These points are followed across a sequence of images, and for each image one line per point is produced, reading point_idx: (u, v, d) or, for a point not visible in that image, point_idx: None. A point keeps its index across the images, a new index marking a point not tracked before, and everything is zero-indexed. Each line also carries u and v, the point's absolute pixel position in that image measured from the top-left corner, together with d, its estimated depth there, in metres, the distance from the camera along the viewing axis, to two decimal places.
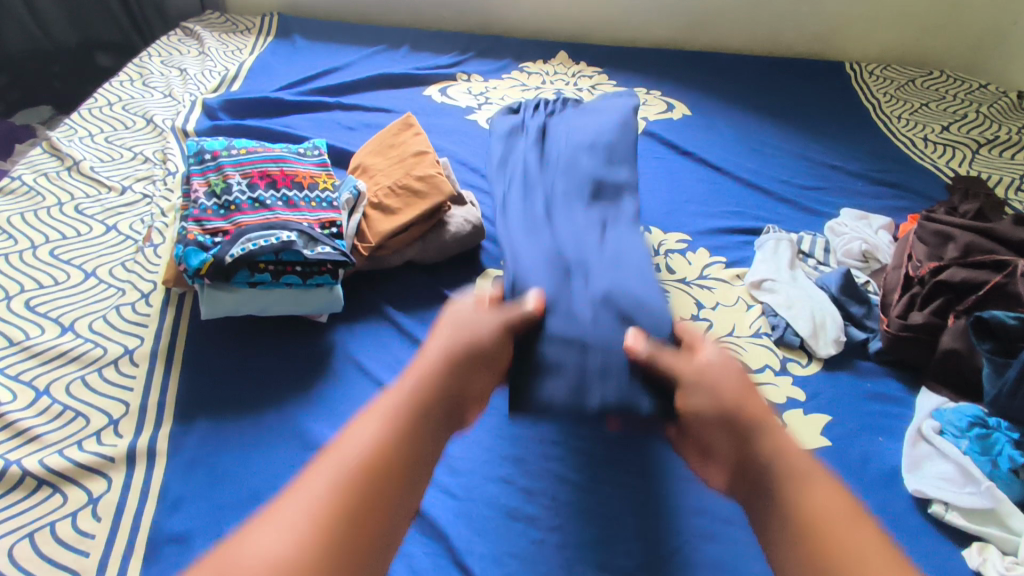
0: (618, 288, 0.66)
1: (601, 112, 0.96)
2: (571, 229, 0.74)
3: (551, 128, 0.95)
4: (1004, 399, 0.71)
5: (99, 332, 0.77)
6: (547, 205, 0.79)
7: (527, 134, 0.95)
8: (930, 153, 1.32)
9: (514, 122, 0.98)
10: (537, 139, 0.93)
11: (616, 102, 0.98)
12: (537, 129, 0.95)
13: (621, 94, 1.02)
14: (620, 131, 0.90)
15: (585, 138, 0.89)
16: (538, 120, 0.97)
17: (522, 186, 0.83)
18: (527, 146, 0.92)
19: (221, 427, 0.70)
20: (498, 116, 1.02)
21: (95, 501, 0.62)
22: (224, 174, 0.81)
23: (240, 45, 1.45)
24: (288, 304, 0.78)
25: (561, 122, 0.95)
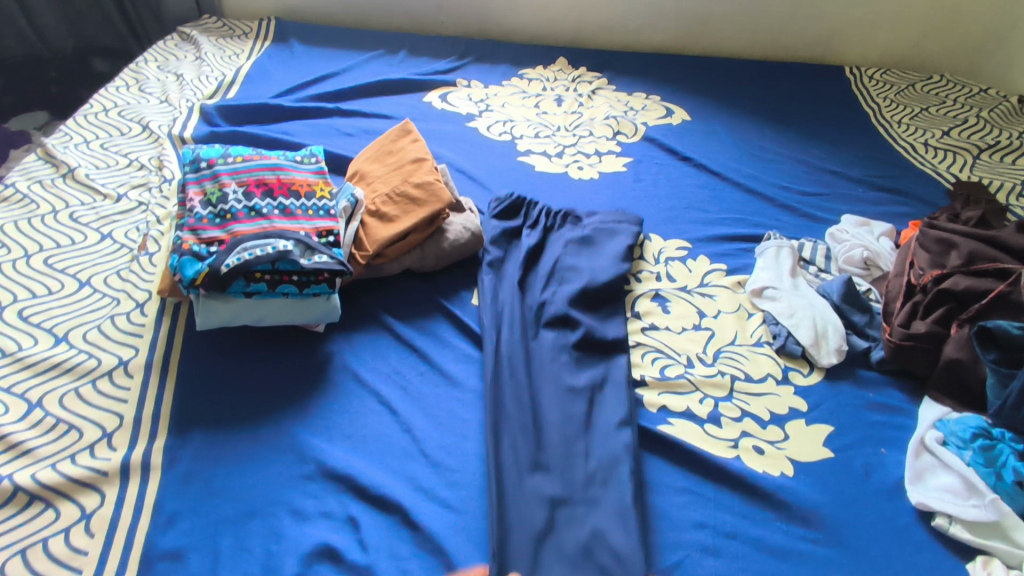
0: (592, 534, 0.63)
1: (598, 240, 0.97)
2: (558, 402, 0.75)
3: (545, 249, 0.96)
4: (1009, 411, 0.71)
5: (93, 343, 0.76)
6: (531, 385, 0.76)
7: (521, 250, 0.95)
8: (931, 159, 1.31)
9: (508, 228, 0.98)
10: (532, 257, 0.94)
11: (619, 227, 1.00)
12: (533, 246, 0.96)
13: (624, 215, 1.03)
14: (616, 267, 0.91)
15: (578, 276, 0.90)
16: (535, 236, 0.97)
17: (513, 316, 0.83)
18: (520, 264, 0.92)
19: (217, 439, 0.69)
20: (491, 217, 1.01)
21: (88, 516, 0.61)
22: (220, 183, 0.80)
23: (237, 51, 1.44)
24: (285, 314, 0.77)
25: (557, 244, 0.96)
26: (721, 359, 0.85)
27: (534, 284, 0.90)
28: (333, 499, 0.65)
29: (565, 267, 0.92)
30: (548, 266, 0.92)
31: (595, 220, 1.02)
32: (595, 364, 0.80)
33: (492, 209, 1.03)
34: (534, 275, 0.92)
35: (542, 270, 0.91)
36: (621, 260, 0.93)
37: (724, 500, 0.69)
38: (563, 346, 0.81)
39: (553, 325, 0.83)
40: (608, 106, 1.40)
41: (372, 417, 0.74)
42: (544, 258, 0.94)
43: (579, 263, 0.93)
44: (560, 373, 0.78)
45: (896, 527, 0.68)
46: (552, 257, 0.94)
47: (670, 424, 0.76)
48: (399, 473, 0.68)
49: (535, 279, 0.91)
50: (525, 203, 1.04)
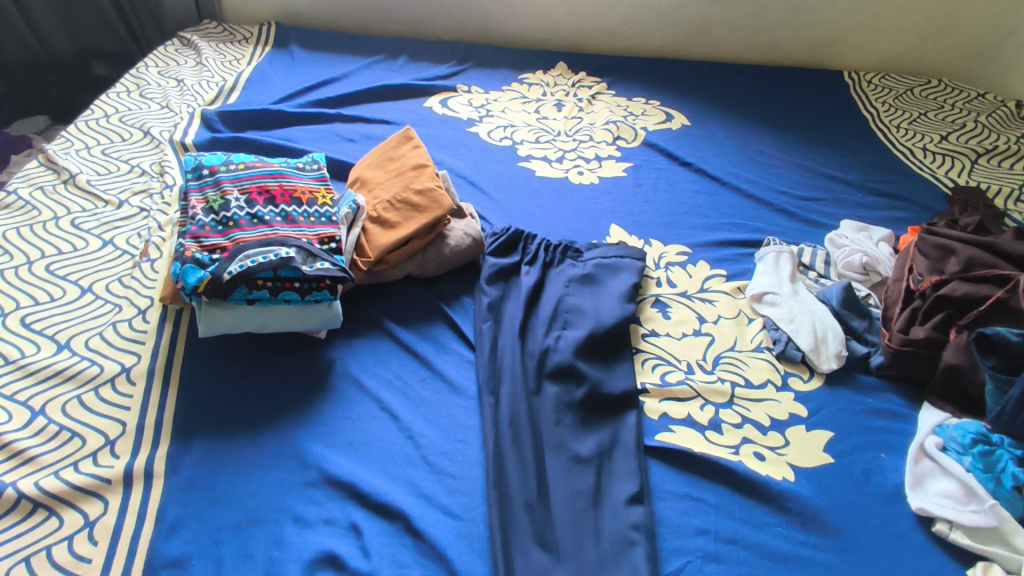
0: None
1: (601, 277, 0.91)
2: (565, 468, 0.70)
3: (546, 287, 0.90)
4: (1007, 416, 0.71)
5: (95, 350, 0.76)
6: (532, 453, 0.70)
7: (519, 291, 0.89)
8: (929, 164, 1.32)
9: (504, 267, 0.92)
10: (532, 298, 0.88)
11: (621, 261, 0.94)
12: (533, 285, 0.89)
13: (628, 248, 0.97)
14: (621, 309, 0.85)
15: (582, 320, 0.84)
16: (534, 274, 0.91)
17: (513, 370, 0.78)
18: (520, 308, 0.86)
19: (219, 446, 0.69)
20: (487, 255, 0.95)
21: (91, 524, 0.61)
22: (223, 190, 0.80)
23: (238, 56, 1.44)
24: (286, 322, 0.77)
25: (557, 282, 0.90)
26: (721, 365, 0.85)
27: (535, 327, 0.84)
28: (335, 506, 0.65)
29: (567, 309, 0.86)
30: (550, 308, 0.86)
31: (597, 252, 0.95)
32: (602, 420, 0.75)
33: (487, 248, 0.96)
34: (535, 317, 0.85)
35: (542, 315, 0.85)
36: (626, 300, 0.87)
37: (725, 506, 0.69)
38: (567, 401, 0.75)
39: (556, 376, 0.78)
40: (608, 111, 1.41)
41: (374, 424, 0.74)
42: (545, 298, 0.88)
43: (581, 304, 0.87)
44: (565, 434, 0.73)
45: (896, 532, 0.68)
46: (553, 297, 0.87)
47: (670, 431, 0.76)
48: (402, 480, 0.68)
49: (536, 322, 0.85)
50: (521, 237, 0.97)
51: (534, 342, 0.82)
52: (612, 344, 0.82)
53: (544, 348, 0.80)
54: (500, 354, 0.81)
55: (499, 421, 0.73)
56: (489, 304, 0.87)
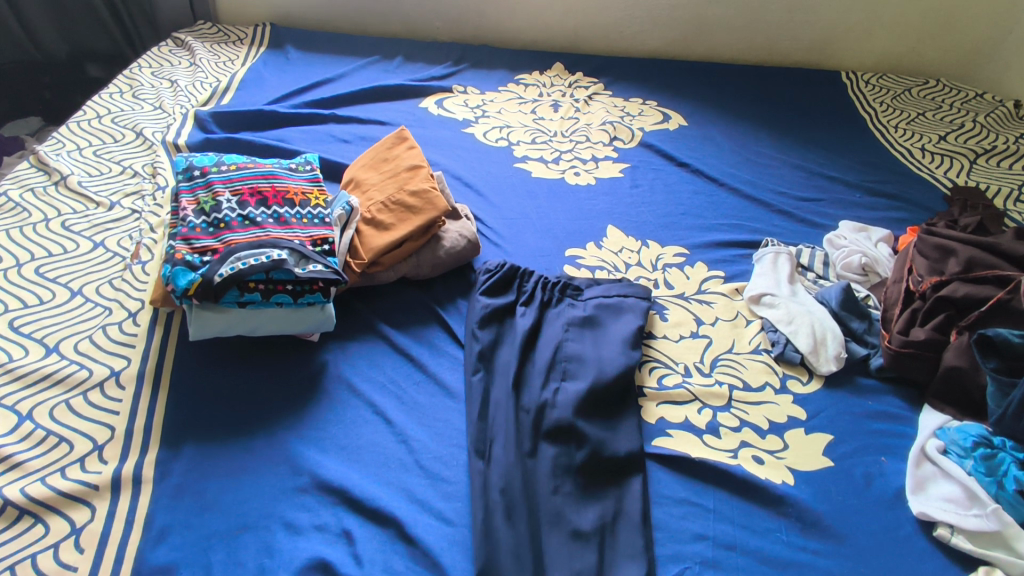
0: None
1: (602, 319, 0.85)
2: (563, 546, 0.63)
3: (543, 331, 0.83)
4: (1010, 419, 0.70)
5: (84, 353, 0.75)
6: (528, 525, 0.64)
7: (514, 336, 0.82)
8: (928, 164, 1.31)
9: (497, 307, 0.85)
10: (527, 344, 0.81)
11: (624, 301, 0.88)
12: (529, 329, 0.83)
13: (630, 286, 0.91)
14: (625, 357, 0.79)
15: (582, 369, 0.77)
16: (530, 315, 0.85)
17: (506, 430, 0.71)
18: (515, 355, 0.79)
19: (209, 451, 0.68)
20: (479, 294, 0.87)
21: (78, 531, 0.60)
22: (214, 192, 0.79)
23: (232, 57, 1.43)
24: (279, 324, 0.76)
25: (556, 325, 0.83)
26: (719, 367, 0.84)
27: (531, 377, 0.77)
28: (327, 512, 0.64)
29: (567, 356, 0.79)
30: (548, 355, 0.79)
31: (597, 292, 0.89)
32: (604, 488, 0.68)
33: (477, 286, 0.89)
34: (531, 366, 0.79)
35: (538, 362, 0.78)
36: (629, 346, 0.81)
37: (723, 510, 0.68)
38: (566, 465, 0.69)
39: (554, 436, 0.71)
40: (605, 112, 1.40)
41: (367, 428, 0.73)
42: (541, 343, 0.81)
43: (582, 351, 0.80)
44: (564, 505, 0.66)
45: (897, 536, 0.67)
46: (551, 343, 0.81)
47: (667, 435, 0.75)
48: (395, 487, 0.67)
49: (533, 372, 0.78)
50: (516, 273, 0.91)
51: (530, 395, 0.75)
52: (615, 397, 0.75)
53: (542, 403, 0.73)
54: (492, 409, 0.74)
55: (490, 491, 0.66)
56: (480, 349, 0.80)
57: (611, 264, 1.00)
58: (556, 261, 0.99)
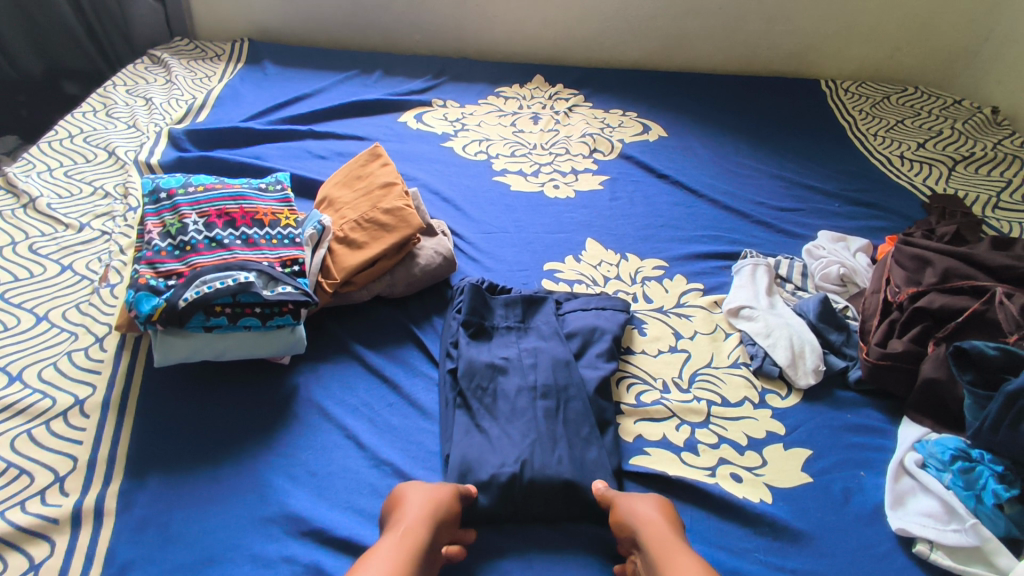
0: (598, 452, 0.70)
1: (579, 331, 0.84)
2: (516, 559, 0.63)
3: (524, 334, 0.83)
4: (987, 432, 0.69)
5: (48, 382, 0.73)
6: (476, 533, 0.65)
7: (494, 338, 0.83)
8: (907, 172, 1.31)
9: (477, 320, 0.83)
10: (509, 346, 0.81)
11: (601, 314, 0.87)
12: (513, 337, 0.83)
13: (609, 298, 0.90)
14: (598, 368, 0.79)
15: (557, 371, 0.77)
16: (509, 326, 0.84)
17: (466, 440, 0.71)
18: (495, 354, 0.80)
19: (175, 482, 0.66)
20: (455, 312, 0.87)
21: (36, 567, 0.58)
22: (180, 214, 0.78)
23: (209, 73, 1.42)
24: (248, 348, 0.75)
25: (539, 330, 0.84)
26: (698, 383, 0.84)
27: (508, 373, 0.77)
28: (297, 543, 0.63)
29: (547, 359, 0.78)
30: (528, 357, 0.79)
31: (575, 306, 0.89)
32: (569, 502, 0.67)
33: (453, 305, 0.88)
34: (509, 362, 0.78)
35: (509, 372, 0.77)
36: (603, 358, 0.80)
37: (701, 532, 0.67)
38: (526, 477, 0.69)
39: (526, 421, 0.72)
40: (585, 123, 1.40)
41: (338, 453, 0.71)
42: (522, 345, 0.81)
43: (563, 355, 0.79)
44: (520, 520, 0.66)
45: (875, 554, 0.66)
46: (531, 347, 0.81)
47: (646, 454, 0.74)
48: (366, 515, 0.66)
49: (511, 367, 0.78)
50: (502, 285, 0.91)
51: (505, 390, 0.75)
52: (591, 401, 0.75)
53: (506, 413, 0.73)
54: (469, 399, 0.74)
55: None
56: (457, 357, 0.80)
57: (589, 278, 0.99)
58: (534, 276, 0.98)
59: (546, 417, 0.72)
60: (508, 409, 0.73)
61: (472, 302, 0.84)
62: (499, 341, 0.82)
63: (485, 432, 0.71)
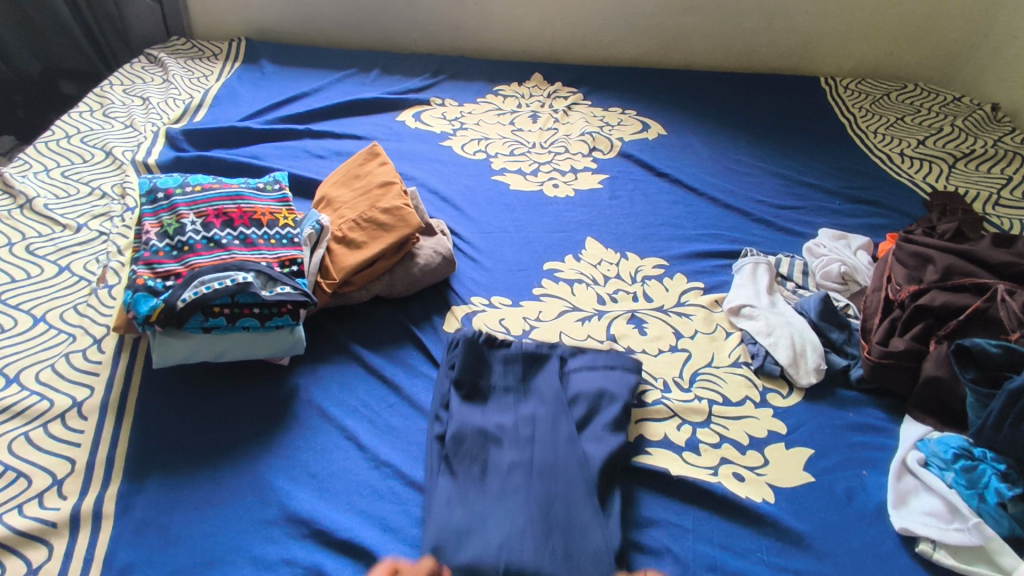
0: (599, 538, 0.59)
1: (583, 393, 0.74)
2: None
3: (523, 397, 0.74)
4: (989, 431, 0.68)
5: (46, 384, 0.73)
6: None
7: (490, 400, 0.74)
8: (907, 169, 1.31)
9: (470, 381, 0.74)
10: (505, 411, 0.72)
11: (610, 374, 0.77)
12: (511, 400, 0.74)
13: (621, 356, 0.80)
14: (604, 440, 0.69)
15: (556, 442, 0.67)
16: (507, 388, 0.75)
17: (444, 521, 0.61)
18: (489, 420, 0.71)
19: (174, 485, 0.66)
20: (447, 373, 0.78)
21: (34, 571, 0.58)
22: (178, 214, 0.77)
23: (206, 72, 1.42)
24: (246, 348, 0.74)
25: (540, 393, 0.74)
26: (699, 382, 0.83)
27: (501, 444, 0.68)
28: (297, 545, 0.62)
29: (546, 426, 0.69)
30: (525, 426, 0.70)
31: (582, 361, 0.79)
32: None
33: (446, 360, 0.80)
34: (504, 430, 0.69)
35: (502, 441, 0.68)
36: (610, 428, 0.70)
37: (702, 531, 0.67)
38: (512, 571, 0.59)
39: (516, 501, 0.62)
40: (584, 122, 1.39)
41: (338, 454, 0.71)
42: (521, 409, 0.72)
43: (564, 422, 0.69)
44: None
45: (878, 554, 0.66)
46: (530, 412, 0.72)
47: (648, 455, 0.73)
48: (367, 515, 0.66)
49: (505, 436, 0.69)
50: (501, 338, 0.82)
51: (496, 463, 0.66)
52: (594, 480, 0.64)
53: (494, 490, 0.63)
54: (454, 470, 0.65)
55: None
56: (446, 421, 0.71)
57: (590, 277, 0.99)
58: (534, 276, 0.98)
59: (540, 497, 0.62)
60: (498, 486, 0.64)
61: (466, 358, 0.76)
62: (495, 405, 0.73)
63: (470, 510, 0.62)
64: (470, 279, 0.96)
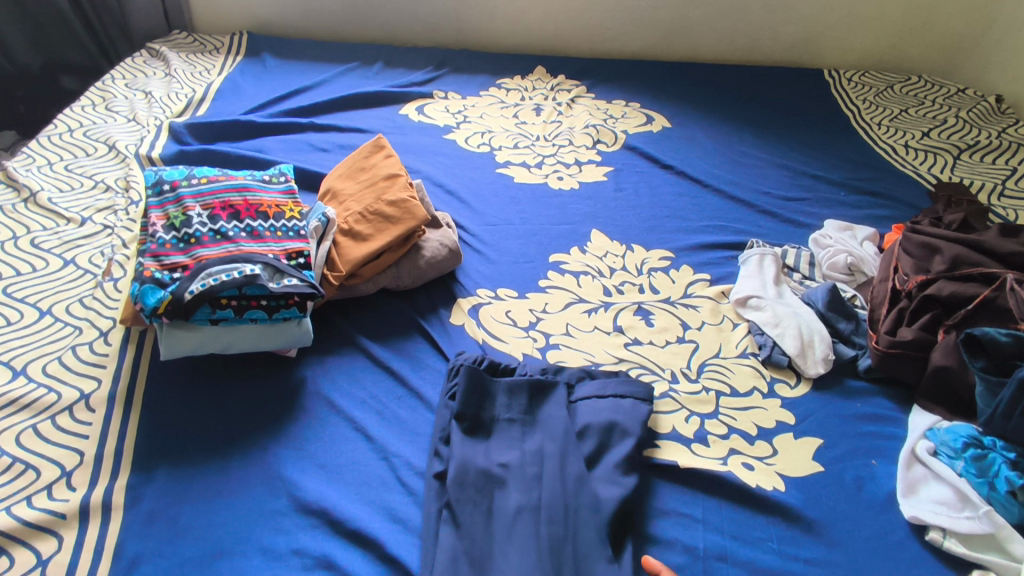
0: None
1: (593, 426, 0.70)
2: None
3: (529, 430, 0.70)
4: (999, 419, 0.68)
5: (53, 376, 0.72)
6: None
7: (494, 435, 0.69)
8: (912, 161, 1.31)
9: (472, 414, 0.70)
10: (510, 447, 0.68)
11: (620, 403, 0.73)
12: (516, 434, 0.69)
13: (631, 381, 0.76)
14: (615, 484, 0.65)
15: (565, 488, 0.63)
16: (511, 420, 0.70)
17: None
18: (493, 459, 0.67)
19: (183, 476, 0.66)
20: (447, 404, 0.73)
21: (44, 562, 0.57)
22: (184, 206, 0.77)
23: (209, 66, 1.41)
24: (254, 340, 0.74)
25: (547, 425, 0.70)
26: (707, 373, 0.83)
27: (507, 486, 0.64)
28: (306, 536, 0.62)
29: (554, 467, 0.65)
30: (531, 464, 0.66)
31: (589, 392, 0.74)
32: None
33: (445, 390, 0.76)
34: (509, 471, 0.65)
35: (507, 484, 0.64)
36: (622, 470, 0.66)
37: (712, 520, 0.67)
38: None
39: (524, 555, 0.58)
40: (587, 114, 1.39)
41: (347, 446, 0.71)
42: (526, 445, 0.68)
43: (573, 463, 0.65)
44: None
45: (888, 543, 0.66)
46: (536, 448, 0.67)
47: (657, 447, 0.73)
48: (377, 505, 0.65)
49: (511, 478, 0.65)
50: (504, 365, 0.77)
51: (502, 508, 0.62)
52: (604, 532, 0.61)
53: (501, 541, 0.60)
54: (457, 517, 0.61)
55: None
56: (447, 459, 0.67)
57: (595, 269, 0.98)
58: (540, 268, 0.98)
59: (550, 549, 0.58)
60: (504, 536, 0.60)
61: (468, 388, 0.71)
62: (499, 440, 0.69)
63: (475, 563, 0.58)
64: (475, 272, 0.96)
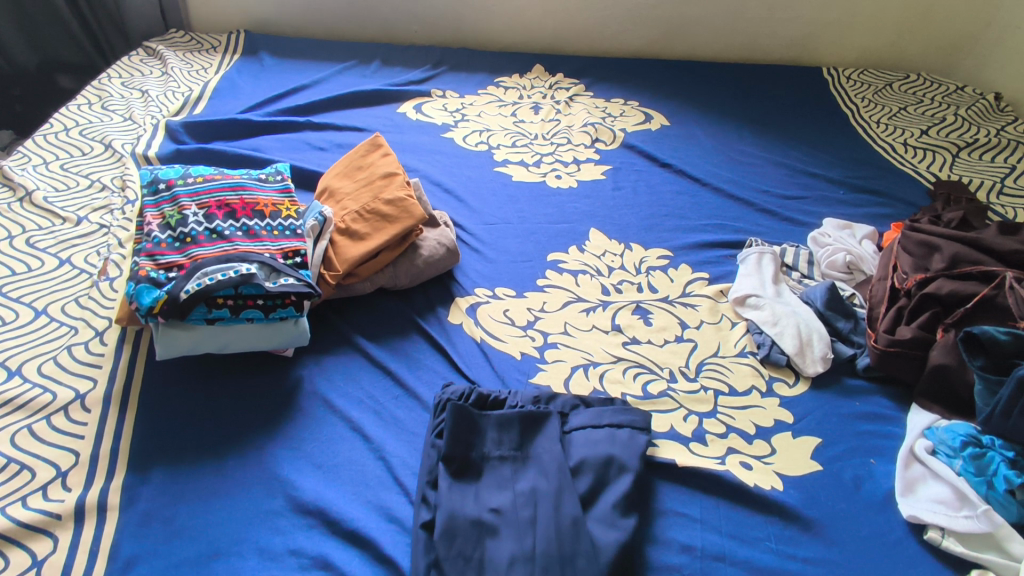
0: None
1: (588, 462, 0.66)
2: None
3: (521, 468, 0.66)
4: (998, 418, 0.68)
5: (49, 376, 0.72)
6: None
7: (483, 476, 0.65)
8: (911, 159, 1.31)
9: (460, 453, 0.66)
10: (501, 489, 0.63)
11: (616, 436, 0.69)
12: (508, 474, 0.65)
13: (627, 410, 0.72)
14: (614, 526, 0.60)
15: (562, 535, 0.58)
16: (503, 459, 0.66)
17: None
18: (484, 504, 0.62)
19: (179, 476, 0.65)
20: (434, 441, 0.69)
21: (39, 563, 0.57)
22: (180, 205, 0.77)
23: (206, 65, 1.41)
24: (250, 340, 0.74)
25: (540, 463, 0.65)
26: (705, 372, 0.83)
27: (499, 535, 0.59)
28: (303, 536, 0.62)
29: (548, 510, 0.60)
30: (525, 506, 0.61)
31: (583, 422, 0.71)
32: None
33: (432, 427, 0.71)
34: (502, 517, 0.61)
35: (499, 531, 0.60)
36: (620, 511, 0.62)
37: (710, 520, 0.66)
38: None
39: None
40: (586, 113, 1.39)
41: (344, 445, 0.70)
42: (518, 486, 0.63)
43: (569, 505, 0.61)
44: None
45: (887, 542, 0.66)
46: (529, 489, 0.63)
47: (655, 446, 0.72)
48: (373, 506, 0.65)
49: (503, 524, 0.60)
50: (493, 398, 0.72)
51: (494, 560, 0.57)
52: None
53: None
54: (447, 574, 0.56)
55: None
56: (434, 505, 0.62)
57: (593, 268, 0.98)
58: (538, 267, 0.97)
59: None
60: None
61: (455, 427, 0.66)
62: (490, 480, 0.64)
63: None
64: (473, 271, 0.95)
